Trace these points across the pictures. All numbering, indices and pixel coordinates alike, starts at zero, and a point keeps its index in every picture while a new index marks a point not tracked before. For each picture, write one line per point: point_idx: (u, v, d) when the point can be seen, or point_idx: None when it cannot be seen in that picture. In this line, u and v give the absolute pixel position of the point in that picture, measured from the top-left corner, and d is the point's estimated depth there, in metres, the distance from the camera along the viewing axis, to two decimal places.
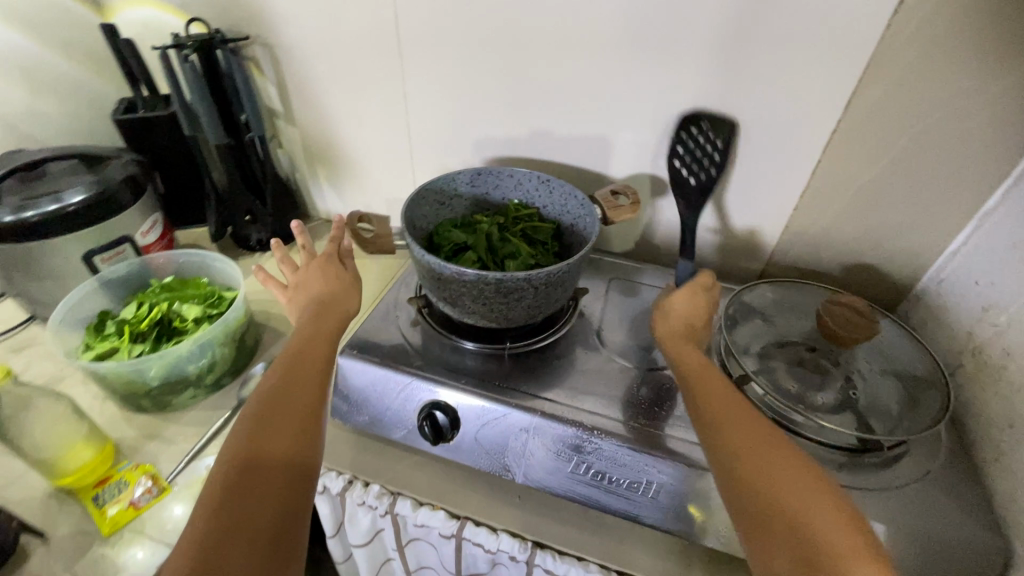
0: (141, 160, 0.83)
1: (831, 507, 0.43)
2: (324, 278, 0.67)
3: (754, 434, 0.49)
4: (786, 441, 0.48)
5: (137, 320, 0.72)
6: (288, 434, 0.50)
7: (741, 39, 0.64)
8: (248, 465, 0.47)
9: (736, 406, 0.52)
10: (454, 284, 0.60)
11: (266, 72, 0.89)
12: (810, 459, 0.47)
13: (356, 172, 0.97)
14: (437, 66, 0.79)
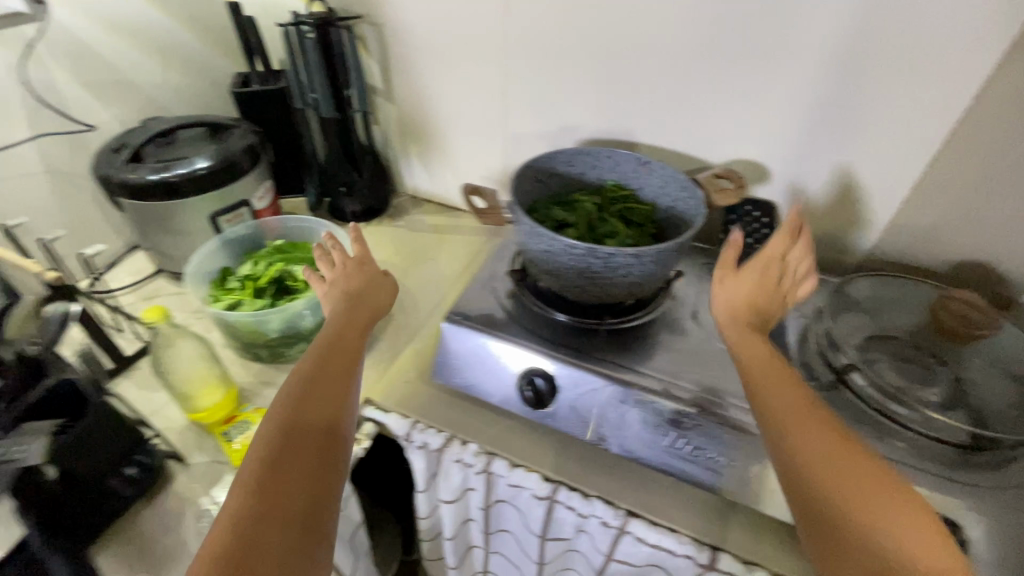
0: (257, 131, 0.88)
1: (880, 499, 0.43)
2: (352, 279, 0.68)
3: (795, 420, 0.48)
4: (832, 430, 0.47)
5: (257, 277, 0.78)
6: (324, 407, 0.53)
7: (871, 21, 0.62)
8: (290, 437, 0.50)
9: (774, 382, 0.52)
10: (562, 256, 0.62)
11: (371, 50, 0.92)
12: (848, 446, 0.46)
13: (447, 149, 1.00)
14: (543, 46, 0.80)
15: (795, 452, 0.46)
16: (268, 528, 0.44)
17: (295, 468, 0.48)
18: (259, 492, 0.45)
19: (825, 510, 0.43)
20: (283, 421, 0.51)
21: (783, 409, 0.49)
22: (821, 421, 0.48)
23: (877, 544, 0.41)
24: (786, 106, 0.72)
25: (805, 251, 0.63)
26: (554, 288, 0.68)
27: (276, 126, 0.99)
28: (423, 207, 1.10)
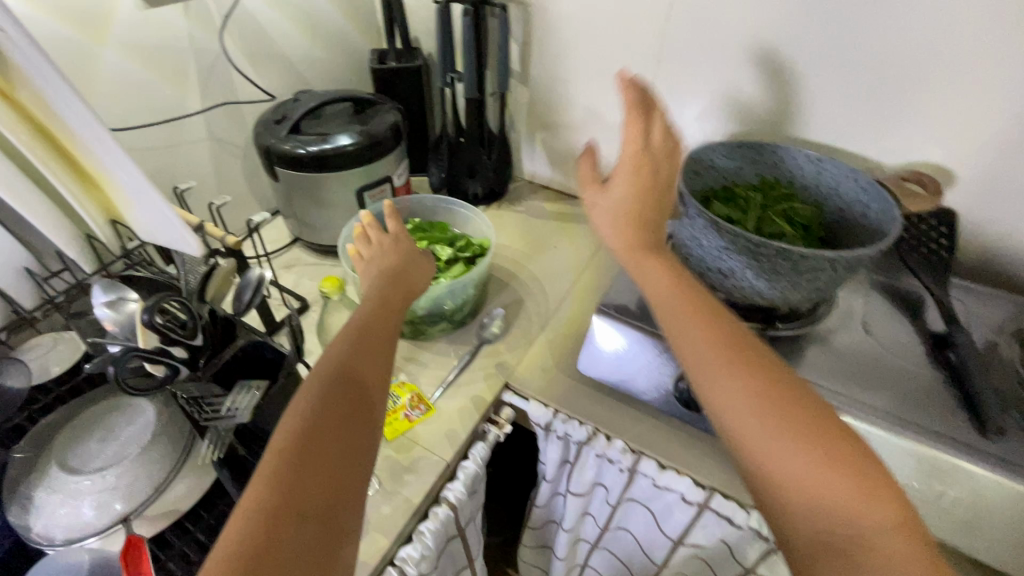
0: (398, 110, 0.89)
1: (789, 452, 0.38)
2: (387, 255, 0.65)
3: (735, 388, 0.41)
4: (751, 392, 0.41)
5: None
6: (357, 366, 0.48)
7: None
8: (335, 397, 0.45)
9: (678, 319, 0.46)
10: (741, 254, 0.59)
11: (515, 31, 0.91)
12: (788, 411, 0.40)
13: (576, 135, 0.98)
14: (706, 31, 0.76)
15: (739, 428, 0.40)
16: (309, 491, 0.39)
17: (336, 427, 0.43)
18: (298, 455, 0.40)
19: (823, 507, 0.37)
20: (326, 384, 0.46)
21: (706, 371, 0.43)
22: (774, 386, 0.41)
23: (774, 485, 0.38)
24: (989, 107, 0.66)
25: (663, 124, 0.55)
26: (717, 287, 0.65)
27: (408, 105, 0.99)
28: (540, 193, 1.08)
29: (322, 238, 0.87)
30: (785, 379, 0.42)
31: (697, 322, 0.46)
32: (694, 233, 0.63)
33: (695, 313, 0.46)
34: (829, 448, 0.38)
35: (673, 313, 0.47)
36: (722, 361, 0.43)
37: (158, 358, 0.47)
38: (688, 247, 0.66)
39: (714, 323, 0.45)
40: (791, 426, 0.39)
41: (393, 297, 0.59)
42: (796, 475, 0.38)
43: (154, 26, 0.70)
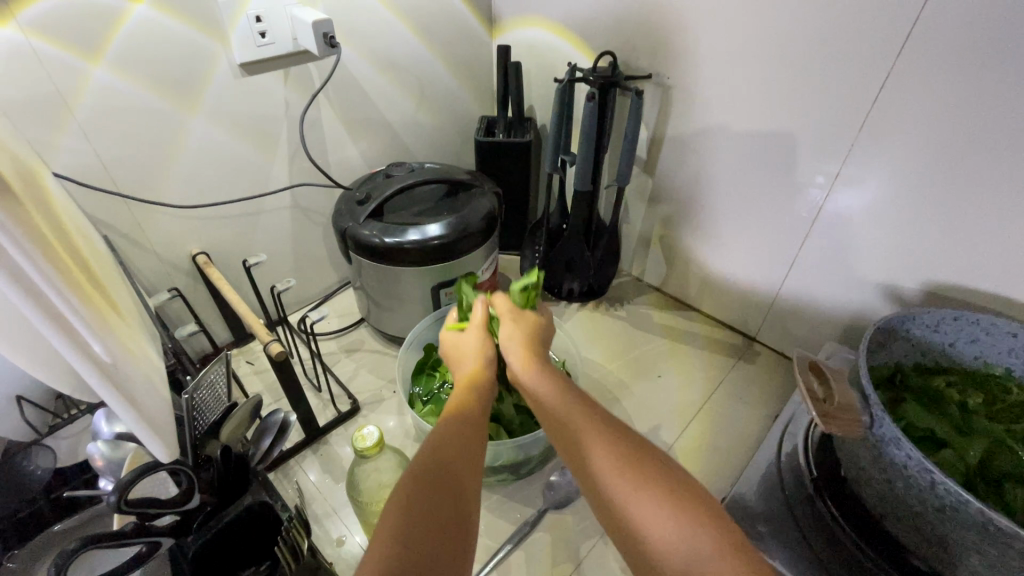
0: (497, 193, 0.77)
1: (656, 529, 0.34)
2: (479, 345, 0.50)
3: (620, 482, 0.36)
4: (654, 504, 0.35)
5: None
6: (452, 477, 0.38)
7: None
8: (421, 505, 0.35)
9: (556, 424, 0.41)
10: (964, 531, 0.37)
11: (647, 115, 0.76)
12: (693, 521, 0.34)
13: (704, 239, 0.80)
14: (918, 147, 0.55)
15: (639, 535, 0.34)
16: None
17: (442, 540, 0.34)
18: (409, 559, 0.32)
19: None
20: (424, 470, 0.37)
21: (601, 475, 0.37)
22: (673, 483, 0.36)
23: (651, 564, 0.34)
24: None
25: (510, 308, 0.52)
26: (907, 541, 0.43)
27: (508, 182, 0.88)
28: (648, 295, 0.91)
29: (392, 328, 0.78)
30: (655, 465, 0.37)
31: (585, 419, 0.40)
32: (878, 463, 0.42)
33: (581, 414, 0.41)
34: (700, 518, 0.34)
35: (567, 427, 0.40)
36: (586, 441, 0.39)
37: (126, 538, 0.38)
38: (863, 471, 0.44)
39: (602, 424, 0.40)
40: (657, 508, 0.34)
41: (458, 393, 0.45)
42: (670, 549, 0.33)
43: (247, 92, 0.64)
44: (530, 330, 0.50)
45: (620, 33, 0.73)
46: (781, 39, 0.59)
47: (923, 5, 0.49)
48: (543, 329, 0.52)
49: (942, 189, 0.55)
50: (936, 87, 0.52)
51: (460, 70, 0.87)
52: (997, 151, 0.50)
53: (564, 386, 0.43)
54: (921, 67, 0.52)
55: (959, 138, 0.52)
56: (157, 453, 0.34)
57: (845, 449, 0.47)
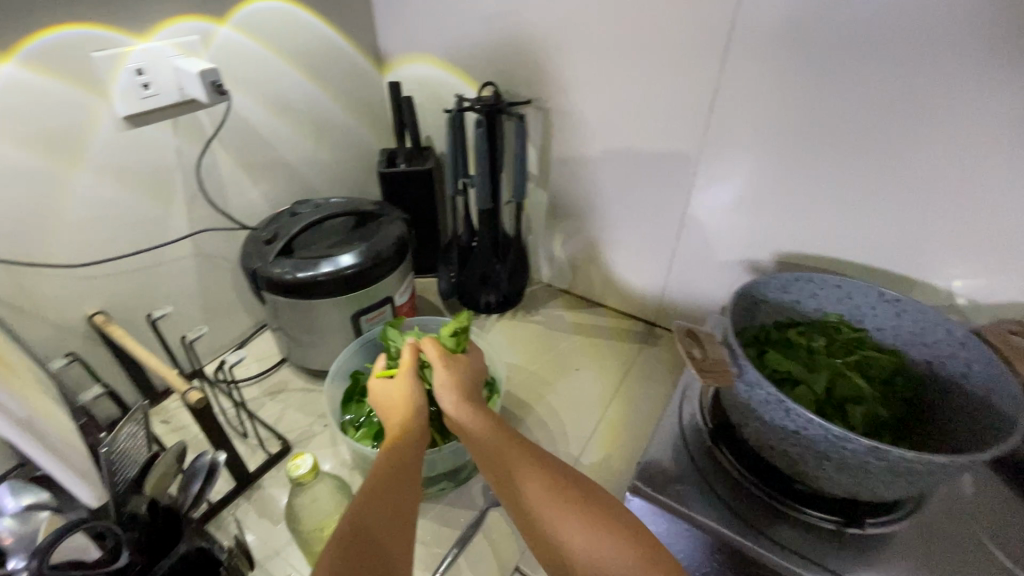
0: (406, 220, 0.81)
1: (573, 532, 0.42)
2: (414, 390, 0.54)
3: (545, 496, 0.44)
4: (569, 516, 0.43)
5: None
6: (390, 490, 0.44)
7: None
8: (364, 526, 0.42)
9: (492, 460, 0.48)
10: (817, 445, 0.46)
11: (533, 136, 0.84)
12: (595, 516, 0.43)
13: (598, 241, 0.89)
14: (748, 140, 0.67)
15: (560, 539, 0.42)
16: None
17: (378, 555, 0.40)
18: None
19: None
20: (357, 519, 0.42)
21: (530, 493, 0.45)
22: (600, 516, 0.43)
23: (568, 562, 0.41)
24: None
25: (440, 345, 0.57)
26: (783, 467, 0.52)
27: (415, 208, 0.92)
28: (560, 299, 0.98)
29: (316, 363, 0.78)
30: (572, 483, 0.45)
31: (516, 449, 0.47)
32: (752, 405, 0.51)
33: (514, 445, 0.48)
34: (604, 518, 0.43)
35: (500, 454, 0.47)
36: (519, 463, 0.47)
37: None
38: (743, 414, 0.53)
39: (529, 458, 0.47)
40: (573, 516, 0.43)
41: (403, 421, 0.51)
42: (581, 548, 0.41)
43: (135, 144, 0.63)
44: (465, 368, 0.57)
45: (499, 65, 0.81)
46: (632, 62, 0.70)
47: (731, 29, 0.61)
48: (473, 365, 0.58)
49: (772, 176, 0.67)
50: (751, 92, 0.64)
51: (355, 107, 0.90)
52: (802, 137, 0.63)
53: (495, 423, 0.50)
54: (740, 81, 0.64)
55: (776, 129, 0.64)
56: (84, 496, 0.40)
57: (729, 399, 0.55)
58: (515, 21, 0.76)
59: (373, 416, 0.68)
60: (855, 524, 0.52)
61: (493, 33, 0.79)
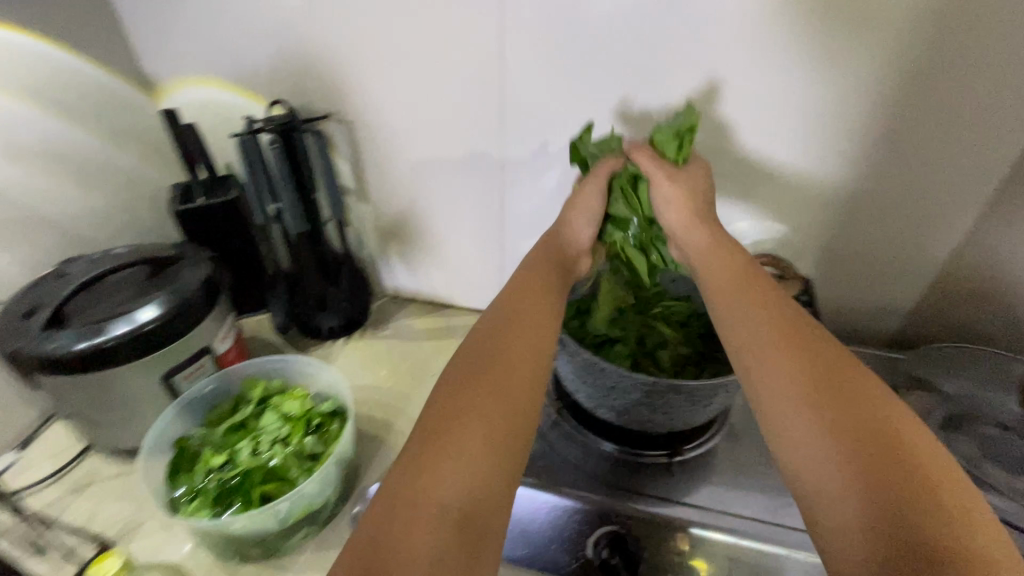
0: (213, 257, 0.73)
1: (790, 410, 0.42)
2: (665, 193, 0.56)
3: (780, 374, 0.43)
4: (794, 392, 0.42)
5: (243, 457, 0.63)
6: (498, 398, 0.45)
7: (920, 105, 0.60)
8: (445, 412, 0.44)
9: (724, 293, 0.50)
10: (630, 394, 0.54)
11: (341, 150, 0.82)
12: (821, 387, 0.42)
13: (431, 244, 0.90)
14: (539, 125, 0.72)
15: (791, 437, 0.41)
16: (456, 491, 0.40)
17: (462, 427, 0.43)
18: (446, 477, 0.40)
19: (933, 497, 0.36)
20: (454, 380, 0.47)
21: (768, 374, 0.44)
22: (856, 391, 0.41)
23: (789, 443, 0.41)
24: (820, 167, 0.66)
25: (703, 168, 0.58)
26: (613, 420, 0.60)
27: (227, 244, 0.84)
28: (408, 308, 0.98)
29: (132, 440, 0.68)
30: (798, 327, 0.46)
31: (742, 291, 0.49)
32: (578, 371, 0.57)
33: (748, 282, 0.50)
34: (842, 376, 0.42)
35: (724, 287, 0.50)
36: (744, 331, 0.47)
37: None
38: (574, 381, 0.60)
39: (754, 299, 0.48)
40: (806, 387, 0.42)
41: (729, 263, 0.51)
42: (819, 435, 0.40)
43: None
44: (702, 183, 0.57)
45: (287, 80, 0.76)
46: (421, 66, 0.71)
47: (499, 22, 0.65)
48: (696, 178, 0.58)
49: (569, 154, 0.74)
50: (530, 80, 0.69)
51: (127, 142, 0.79)
52: (581, 117, 0.70)
53: (740, 264, 0.51)
54: (520, 75, 0.69)
55: (559, 111, 0.70)
56: None
57: (561, 370, 0.61)
58: (297, 36, 0.72)
59: (211, 481, 0.61)
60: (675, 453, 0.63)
61: (275, 49, 0.74)
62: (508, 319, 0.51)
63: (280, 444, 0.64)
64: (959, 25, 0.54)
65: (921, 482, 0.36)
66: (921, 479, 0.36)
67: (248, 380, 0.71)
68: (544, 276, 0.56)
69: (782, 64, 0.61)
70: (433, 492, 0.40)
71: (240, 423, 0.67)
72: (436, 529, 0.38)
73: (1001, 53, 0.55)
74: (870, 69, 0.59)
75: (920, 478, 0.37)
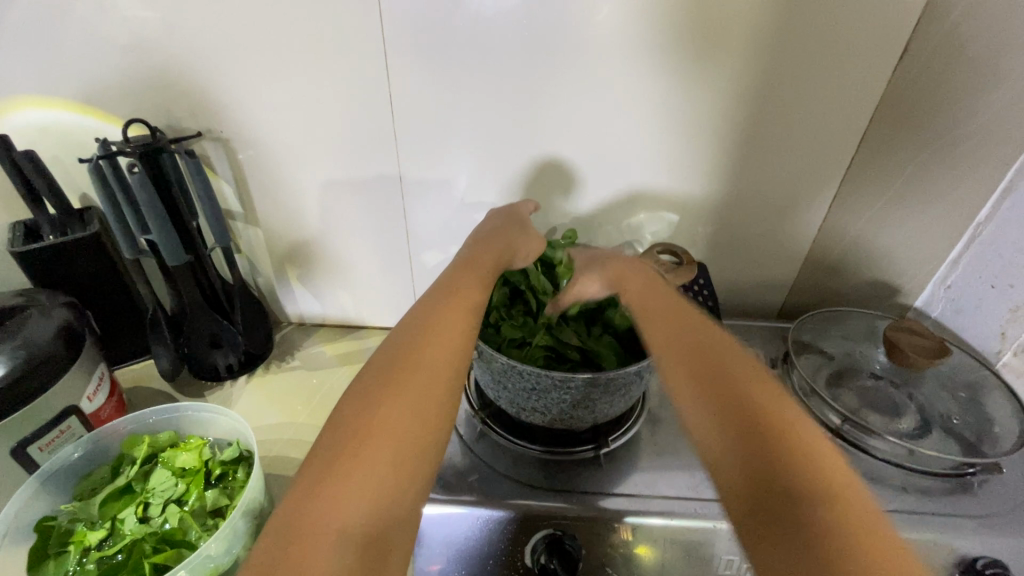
0: (70, 302, 0.63)
1: (694, 402, 0.44)
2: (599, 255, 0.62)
3: (689, 375, 0.46)
4: (699, 388, 0.44)
5: (128, 530, 0.55)
6: (420, 401, 0.42)
7: (776, 97, 0.66)
8: (352, 418, 0.41)
9: (649, 314, 0.53)
10: (552, 392, 0.53)
11: (221, 170, 0.75)
12: (719, 383, 0.44)
13: (335, 264, 0.85)
14: (435, 132, 0.71)
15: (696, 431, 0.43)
16: (356, 500, 0.37)
17: (373, 432, 0.40)
18: (346, 488, 0.37)
19: (814, 474, 0.37)
20: (365, 383, 0.43)
21: (679, 378, 0.46)
22: (747, 386, 0.43)
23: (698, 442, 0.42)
24: (702, 155, 0.72)
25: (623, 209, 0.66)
26: (538, 421, 0.59)
27: (90, 285, 0.73)
28: (317, 335, 0.92)
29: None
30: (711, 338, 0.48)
31: (653, 314, 0.53)
32: (501, 378, 0.56)
33: (655, 308, 0.53)
34: (741, 379, 0.44)
35: (641, 311, 0.54)
36: (660, 342, 0.50)
37: None
38: (497, 389, 0.58)
39: (665, 316, 0.52)
40: (705, 385, 0.44)
41: (643, 288, 0.56)
42: (720, 427, 0.41)
43: None
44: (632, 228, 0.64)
45: (146, 96, 0.68)
46: (301, 73, 0.67)
47: (381, 28, 0.63)
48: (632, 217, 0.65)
49: (469, 159, 0.73)
50: (420, 87, 0.67)
51: None
52: (476, 120, 0.70)
53: (664, 293, 0.55)
54: (409, 81, 0.67)
55: (454, 117, 0.69)
56: None
57: (483, 379, 0.60)
58: (155, 50, 0.65)
59: (89, 563, 0.53)
60: (602, 445, 0.64)
61: (129, 67, 0.66)
62: (423, 324, 0.48)
63: (175, 505, 0.57)
64: (793, 25, 0.61)
65: (801, 458, 0.38)
66: (801, 455, 0.38)
67: (129, 437, 0.62)
68: (470, 277, 0.55)
69: (656, 63, 0.65)
70: (329, 504, 0.36)
71: (118, 490, 0.58)
72: (336, 543, 0.34)
73: (835, 50, 0.63)
74: (731, 64, 0.64)
75: (802, 453, 0.38)
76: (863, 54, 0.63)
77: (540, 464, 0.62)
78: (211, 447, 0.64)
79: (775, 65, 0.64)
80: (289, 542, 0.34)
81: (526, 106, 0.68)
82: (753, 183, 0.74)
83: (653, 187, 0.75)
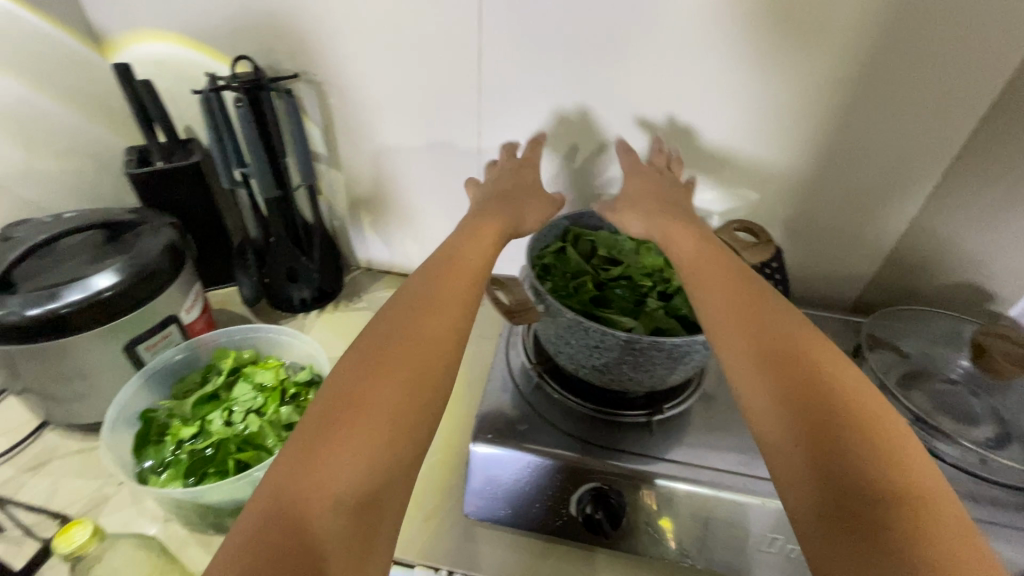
0: (175, 223, 0.68)
1: (752, 384, 0.43)
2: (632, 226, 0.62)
3: (745, 352, 0.45)
4: (752, 369, 0.43)
5: (216, 430, 0.61)
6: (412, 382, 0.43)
7: (887, 76, 0.61)
8: (340, 394, 0.41)
9: (703, 280, 0.52)
10: (615, 352, 0.54)
11: (312, 112, 0.78)
12: (772, 361, 0.43)
13: (407, 213, 0.88)
14: (518, 89, 0.70)
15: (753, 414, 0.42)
16: (346, 474, 0.37)
17: (363, 409, 0.40)
18: (336, 460, 0.38)
19: (874, 458, 0.37)
20: (355, 361, 0.44)
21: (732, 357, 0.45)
22: (802, 361, 0.42)
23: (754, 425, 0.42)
24: (796, 132, 0.68)
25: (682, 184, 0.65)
26: (596, 380, 0.60)
27: (190, 211, 0.79)
28: (383, 280, 0.96)
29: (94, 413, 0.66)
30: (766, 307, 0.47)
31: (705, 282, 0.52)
32: (565, 333, 0.57)
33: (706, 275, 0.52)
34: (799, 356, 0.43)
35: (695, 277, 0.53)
36: (718, 310, 0.48)
37: None
38: (559, 344, 0.60)
39: (718, 285, 0.50)
40: (762, 363, 0.43)
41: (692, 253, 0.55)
42: (778, 408, 0.41)
43: None
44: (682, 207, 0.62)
45: (249, 35, 0.72)
46: (394, 21, 0.68)
47: None
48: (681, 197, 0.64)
49: (550, 118, 0.72)
50: (509, 41, 0.67)
51: (75, 99, 0.74)
52: (561, 79, 0.69)
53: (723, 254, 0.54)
54: (499, 34, 0.66)
55: (539, 74, 0.69)
56: None
57: (546, 333, 0.61)
58: None
59: (182, 453, 0.59)
60: (657, 411, 0.64)
61: (237, 8, 0.69)
62: (425, 301, 0.49)
63: (255, 415, 0.63)
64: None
65: (865, 445, 0.38)
66: (864, 440, 0.38)
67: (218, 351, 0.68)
68: (473, 258, 0.55)
69: (760, 30, 0.61)
70: (320, 474, 0.37)
71: (207, 396, 0.64)
72: (326, 512, 0.36)
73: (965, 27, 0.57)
74: (842, 36, 0.59)
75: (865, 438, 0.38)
76: (1000, 32, 0.56)
77: (592, 422, 0.63)
78: (287, 368, 0.69)
79: (891, 39, 0.59)
80: (280, 510, 0.35)
81: (615, 66, 0.66)
82: (845, 169, 0.70)
83: (739, 161, 0.72)
